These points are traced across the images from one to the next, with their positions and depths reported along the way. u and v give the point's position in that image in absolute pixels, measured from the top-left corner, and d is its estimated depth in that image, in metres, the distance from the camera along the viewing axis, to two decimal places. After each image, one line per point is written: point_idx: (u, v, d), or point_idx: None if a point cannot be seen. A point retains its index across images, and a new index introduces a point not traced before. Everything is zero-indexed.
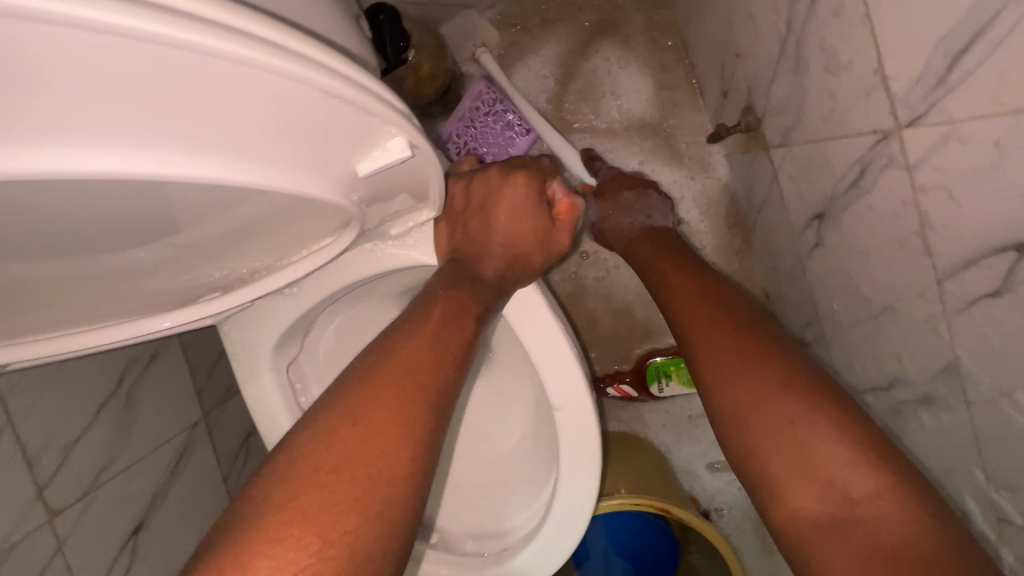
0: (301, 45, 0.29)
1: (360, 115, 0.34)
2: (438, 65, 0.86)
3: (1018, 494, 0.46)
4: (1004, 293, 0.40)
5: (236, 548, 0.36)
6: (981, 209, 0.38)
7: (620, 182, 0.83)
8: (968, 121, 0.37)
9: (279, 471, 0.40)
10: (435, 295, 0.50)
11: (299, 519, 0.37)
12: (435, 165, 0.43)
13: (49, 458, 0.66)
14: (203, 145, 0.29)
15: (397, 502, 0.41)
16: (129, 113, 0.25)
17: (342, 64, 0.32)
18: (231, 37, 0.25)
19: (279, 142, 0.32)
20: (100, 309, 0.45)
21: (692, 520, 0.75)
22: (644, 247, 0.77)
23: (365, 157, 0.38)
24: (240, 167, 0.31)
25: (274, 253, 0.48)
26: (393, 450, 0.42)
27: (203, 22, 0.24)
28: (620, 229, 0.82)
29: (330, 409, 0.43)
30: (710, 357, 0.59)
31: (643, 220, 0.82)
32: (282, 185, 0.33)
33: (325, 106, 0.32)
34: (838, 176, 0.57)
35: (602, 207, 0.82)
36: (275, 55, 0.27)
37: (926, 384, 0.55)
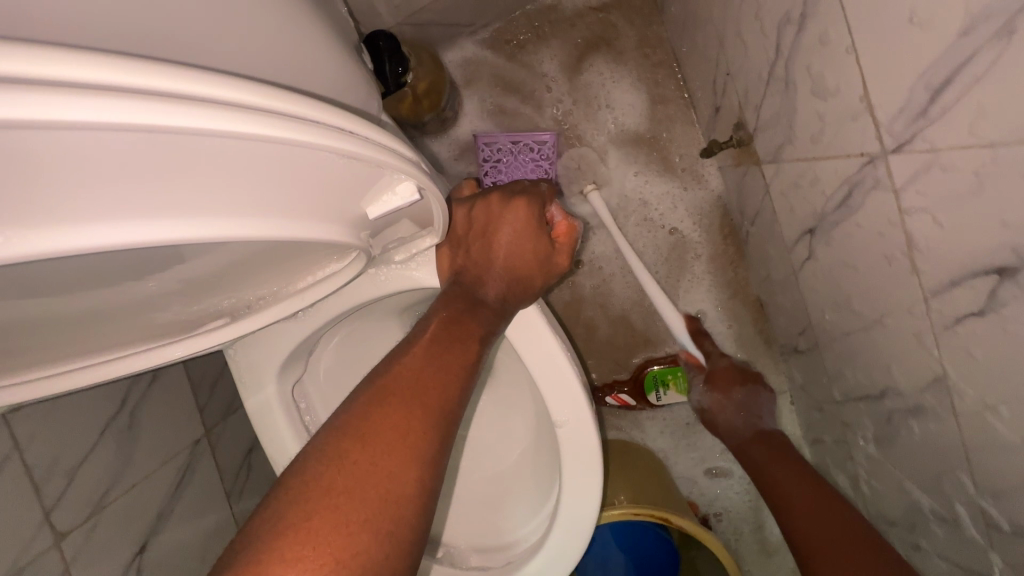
0: (305, 111, 0.31)
1: (368, 167, 0.37)
2: (433, 85, 0.88)
3: (1004, 502, 0.48)
4: (987, 312, 0.41)
5: (249, 568, 0.36)
6: (962, 233, 0.40)
7: (733, 377, 0.85)
8: (949, 151, 0.38)
9: (290, 495, 0.40)
10: (438, 317, 0.51)
11: (312, 541, 0.38)
12: (439, 204, 0.45)
13: (55, 482, 0.67)
14: (221, 207, 0.30)
15: (405, 523, 0.42)
16: (150, 187, 0.27)
17: (351, 123, 0.34)
18: (248, 117, 0.27)
19: (291, 197, 0.34)
20: (111, 342, 0.45)
21: (693, 528, 0.77)
22: (758, 448, 0.78)
23: (373, 203, 0.40)
24: (258, 224, 0.32)
25: (280, 281, 0.50)
26: (401, 471, 0.43)
27: (223, 104, 0.27)
28: (733, 426, 0.83)
29: (339, 431, 0.44)
30: (825, 557, 0.60)
31: (756, 421, 0.83)
32: (298, 235, 0.35)
33: (330, 161, 0.34)
34: (828, 195, 0.59)
35: (713, 399, 0.84)
36: (282, 125, 0.29)
37: (915, 396, 0.57)
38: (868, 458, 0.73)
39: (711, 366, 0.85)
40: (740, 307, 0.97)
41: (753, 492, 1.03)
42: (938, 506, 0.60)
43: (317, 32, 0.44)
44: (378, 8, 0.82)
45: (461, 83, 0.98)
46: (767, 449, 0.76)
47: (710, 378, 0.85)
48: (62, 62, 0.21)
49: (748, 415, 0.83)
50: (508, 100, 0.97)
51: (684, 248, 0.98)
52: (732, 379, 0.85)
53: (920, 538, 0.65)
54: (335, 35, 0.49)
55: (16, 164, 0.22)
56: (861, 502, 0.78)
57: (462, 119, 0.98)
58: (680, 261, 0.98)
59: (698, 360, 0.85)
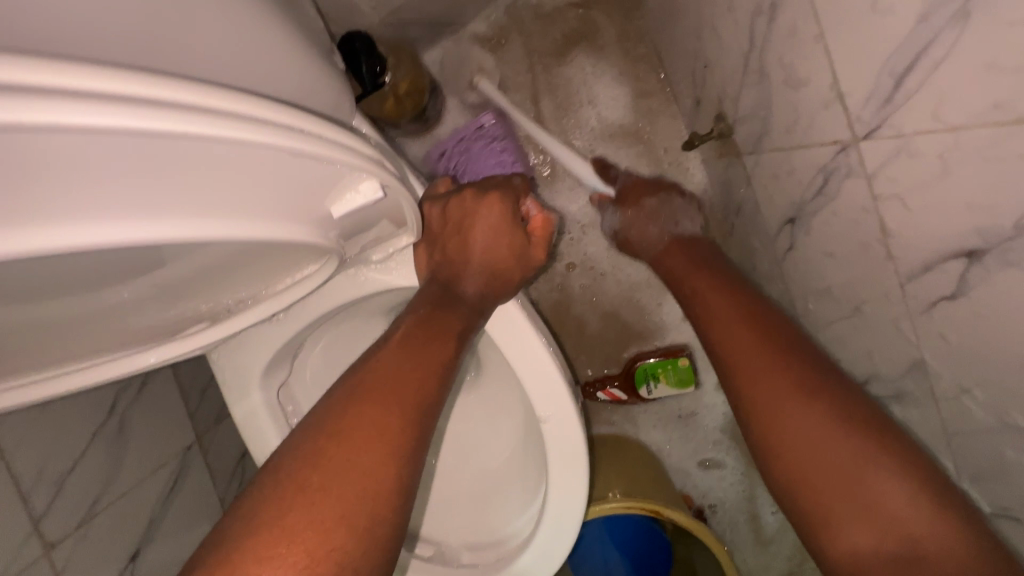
0: (264, 112, 0.31)
1: (334, 168, 0.37)
2: (413, 85, 0.88)
3: (984, 484, 0.49)
4: (958, 296, 0.41)
5: (223, 566, 0.36)
6: (931, 219, 0.40)
7: (641, 190, 0.83)
8: (915, 136, 0.39)
9: (266, 493, 0.40)
10: (415, 314, 0.51)
11: (287, 538, 0.38)
12: (407, 203, 0.45)
13: (43, 490, 0.67)
14: (180, 210, 0.30)
15: (382, 520, 0.42)
16: (107, 191, 0.27)
17: (315, 125, 0.35)
18: (215, 120, 0.28)
19: (251, 197, 0.33)
20: (88, 349, 0.45)
21: (683, 520, 0.78)
22: (676, 259, 0.78)
23: (337, 200, 0.40)
24: (219, 225, 0.32)
25: (259, 283, 0.49)
26: (378, 468, 0.43)
27: (190, 109, 0.27)
28: (647, 237, 0.81)
29: (316, 430, 0.44)
30: (746, 375, 0.61)
31: (672, 227, 0.81)
32: (259, 235, 0.35)
33: (293, 163, 0.34)
34: (805, 183, 0.59)
35: (625, 215, 0.82)
36: (242, 128, 0.29)
37: (897, 381, 0.57)
38: None
39: (619, 187, 0.84)
40: None
41: (748, 484, 1.03)
42: None
43: (286, 34, 0.44)
44: (357, 9, 0.82)
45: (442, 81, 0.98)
46: (685, 259, 0.77)
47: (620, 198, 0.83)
48: (13, 66, 0.21)
49: (663, 223, 0.81)
50: (490, 96, 0.97)
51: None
52: (642, 192, 0.82)
53: None
54: (308, 37, 0.49)
55: None
56: None
57: (445, 117, 0.98)
58: None
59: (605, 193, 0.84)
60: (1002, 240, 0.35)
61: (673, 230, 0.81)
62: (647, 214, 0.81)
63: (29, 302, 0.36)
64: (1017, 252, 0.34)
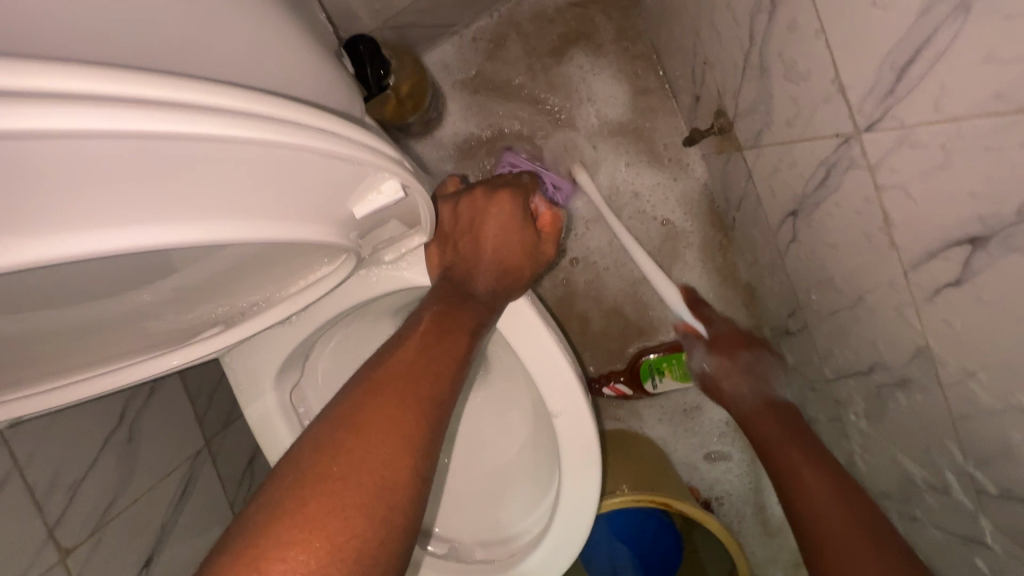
0: (291, 114, 0.32)
1: (358, 168, 0.38)
2: (415, 89, 0.89)
3: (991, 468, 0.50)
4: (962, 282, 0.42)
5: (246, 553, 0.37)
6: (933, 207, 0.41)
7: (737, 341, 0.84)
8: (918, 127, 0.39)
9: (285, 483, 0.41)
10: (429, 311, 0.52)
11: (309, 526, 0.39)
12: (425, 201, 0.46)
13: (58, 497, 0.67)
14: (209, 211, 0.31)
15: (402, 510, 0.42)
16: (141, 194, 0.27)
17: (340, 126, 0.35)
18: (245, 122, 0.29)
19: (277, 198, 0.34)
20: (107, 356, 0.46)
21: (692, 511, 0.79)
22: (767, 418, 0.75)
23: (360, 201, 0.41)
24: (246, 226, 0.33)
25: (273, 286, 0.50)
26: (396, 460, 0.43)
27: (221, 111, 0.28)
28: (739, 392, 0.80)
29: (333, 423, 0.44)
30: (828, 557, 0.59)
31: (764, 387, 0.80)
32: (285, 235, 0.36)
33: (317, 163, 0.35)
34: (807, 176, 0.60)
35: (716, 364, 0.82)
36: (269, 129, 0.30)
37: (901, 369, 0.58)
38: (862, 432, 0.75)
39: (713, 330, 0.84)
40: (729, 291, 0.99)
41: (753, 475, 1.04)
42: (930, 478, 0.62)
43: (297, 38, 0.45)
44: (357, 12, 0.82)
45: (443, 83, 0.98)
46: (776, 421, 0.74)
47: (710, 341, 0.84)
48: (57, 74, 0.22)
49: (757, 379, 0.81)
50: (491, 97, 0.98)
51: (676, 238, 0.99)
52: (737, 344, 0.83)
53: (917, 509, 0.68)
54: (316, 40, 0.50)
55: (21, 173, 0.23)
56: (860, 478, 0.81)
57: (446, 118, 0.99)
58: (672, 250, 0.99)
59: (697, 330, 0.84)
60: (1003, 227, 0.36)
61: (767, 393, 0.80)
62: (740, 369, 0.81)
63: (54, 309, 0.37)
64: (1018, 237, 0.35)
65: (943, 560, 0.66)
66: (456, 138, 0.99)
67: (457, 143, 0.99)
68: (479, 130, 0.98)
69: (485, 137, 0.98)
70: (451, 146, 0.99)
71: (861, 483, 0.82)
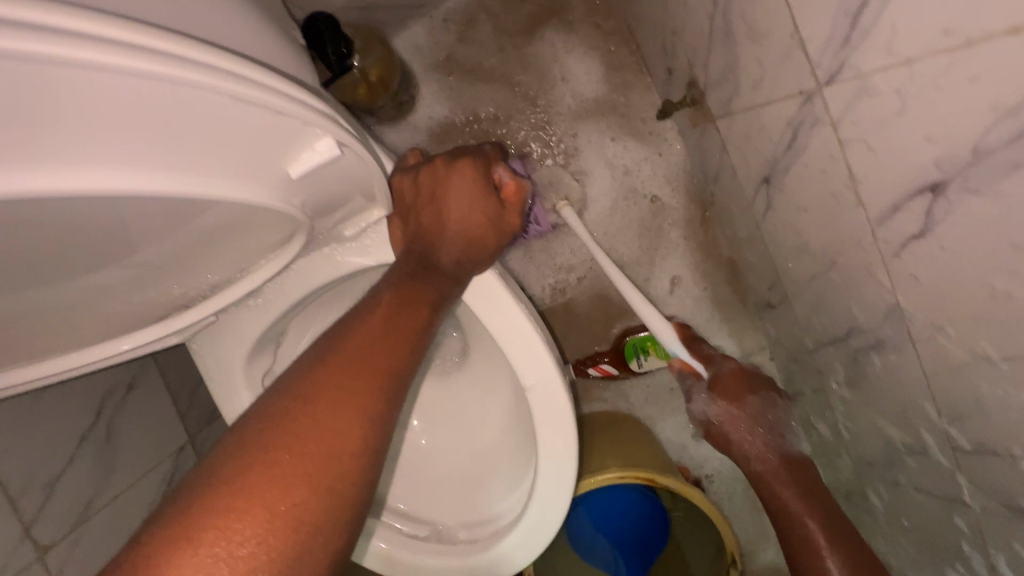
0: (207, 55, 0.30)
1: (297, 124, 0.37)
2: (385, 72, 0.87)
3: (964, 424, 0.49)
4: (926, 233, 0.42)
5: (179, 518, 0.35)
6: (893, 157, 0.41)
7: (741, 383, 0.79)
8: (874, 74, 0.39)
9: (228, 450, 0.39)
10: (390, 284, 0.51)
11: (246, 494, 0.37)
12: (365, 162, 0.44)
13: (33, 494, 0.66)
14: (112, 160, 0.29)
15: (350, 481, 0.41)
16: (56, 134, 0.26)
17: (278, 80, 0.35)
18: (170, 60, 0.28)
19: (194, 150, 0.33)
20: (59, 340, 0.44)
21: (678, 485, 0.78)
22: (784, 486, 0.72)
23: (295, 160, 0.39)
24: (151, 178, 0.31)
25: (231, 266, 0.49)
26: (347, 430, 0.42)
27: (145, 49, 0.27)
28: (748, 446, 0.76)
29: (283, 393, 0.43)
30: None
31: (777, 438, 0.77)
32: (201, 191, 0.34)
33: (240, 111, 0.33)
34: (776, 140, 0.59)
35: (721, 410, 0.78)
36: (177, 65, 0.28)
37: (876, 331, 0.57)
38: (844, 400, 0.75)
39: (715, 371, 0.79)
40: (712, 267, 0.98)
41: None
42: (909, 440, 0.61)
43: (242, 6, 0.44)
44: None
45: (416, 66, 0.97)
46: (795, 487, 0.71)
47: (710, 384, 0.79)
48: None
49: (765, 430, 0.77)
50: (464, 78, 0.97)
51: (663, 216, 0.98)
52: (743, 386, 0.78)
53: (900, 473, 0.68)
54: (265, 12, 0.48)
55: None
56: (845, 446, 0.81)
57: (420, 102, 0.97)
58: (658, 230, 0.98)
59: (695, 368, 0.80)
60: (960, 169, 0.35)
61: (778, 444, 0.76)
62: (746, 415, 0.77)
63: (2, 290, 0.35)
64: (975, 179, 0.35)
65: (926, 523, 0.66)
66: (430, 122, 0.97)
67: (431, 128, 0.97)
68: (453, 113, 0.97)
69: (460, 121, 0.97)
70: (425, 131, 0.97)
71: (847, 453, 0.82)
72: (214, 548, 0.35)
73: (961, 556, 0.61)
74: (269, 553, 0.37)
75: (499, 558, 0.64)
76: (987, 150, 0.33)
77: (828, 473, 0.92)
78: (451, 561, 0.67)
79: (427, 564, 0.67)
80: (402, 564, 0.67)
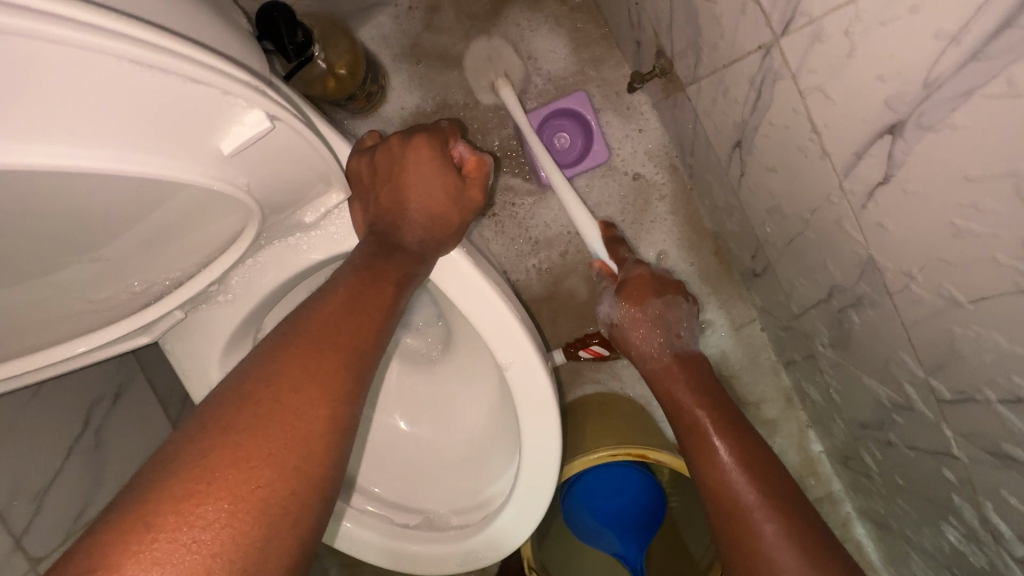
0: (107, 19, 0.29)
1: (224, 98, 0.36)
2: (353, 62, 0.87)
3: (943, 373, 0.49)
4: (890, 179, 0.40)
5: (137, 504, 0.35)
6: (849, 103, 0.40)
7: (649, 287, 0.72)
8: (825, 18, 0.38)
9: (187, 436, 0.39)
10: (353, 265, 0.50)
11: (207, 477, 0.37)
12: (305, 139, 0.43)
13: (21, 507, 0.64)
14: (15, 131, 0.29)
15: (317, 460, 0.42)
16: None
17: (205, 54, 0.34)
18: (78, 27, 0.28)
19: (95, 122, 0.31)
20: (24, 337, 0.45)
21: (669, 459, 0.78)
22: (676, 380, 0.68)
23: (224, 135, 0.38)
24: (45, 150, 0.30)
25: (192, 258, 0.49)
26: (311, 409, 0.42)
27: (51, 15, 0.27)
28: (647, 343, 0.71)
29: (244, 376, 0.43)
30: None
31: (675, 339, 0.71)
32: (108, 167, 0.33)
33: (149, 81, 0.32)
34: (740, 100, 0.58)
35: (624, 313, 0.72)
36: (66, 27, 0.27)
37: (855, 287, 0.56)
38: (833, 363, 0.74)
39: (623, 277, 0.73)
40: (695, 239, 0.97)
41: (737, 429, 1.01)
42: (894, 394, 0.61)
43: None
44: None
45: (384, 56, 0.96)
46: (693, 384, 0.67)
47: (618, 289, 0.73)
48: None
49: (666, 329, 0.71)
50: (434, 64, 0.96)
51: (647, 191, 0.97)
52: (648, 291, 0.72)
53: (891, 432, 0.67)
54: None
55: None
56: (837, 410, 0.81)
57: (390, 92, 0.96)
58: (641, 204, 0.97)
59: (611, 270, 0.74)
60: (914, 107, 0.35)
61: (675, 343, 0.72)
62: (649, 317, 0.71)
63: None
64: (929, 115, 0.34)
65: (918, 479, 0.65)
66: (402, 113, 0.96)
67: (402, 117, 0.96)
68: (424, 102, 0.96)
69: (430, 109, 0.96)
70: (397, 120, 0.96)
71: (841, 417, 0.81)
72: (175, 533, 0.35)
73: (953, 508, 0.60)
74: (234, 535, 0.37)
75: (490, 542, 0.64)
76: (937, 82, 0.32)
77: (826, 441, 0.91)
78: (444, 548, 0.66)
79: (417, 552, 0.67)
80: (394, 554, 0.67)
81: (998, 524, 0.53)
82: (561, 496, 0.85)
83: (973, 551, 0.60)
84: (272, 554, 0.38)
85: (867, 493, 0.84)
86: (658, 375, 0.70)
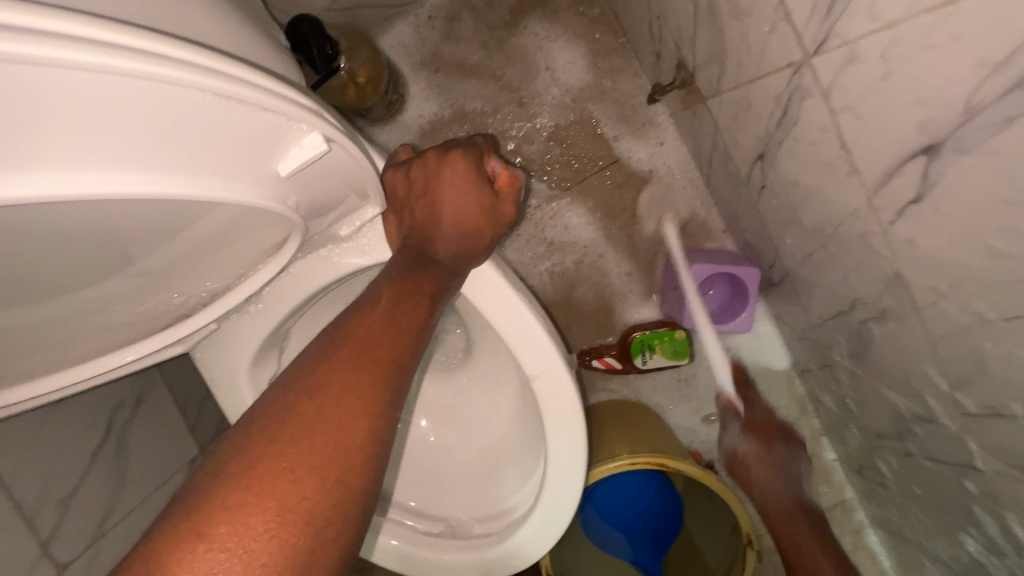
0: (183, 51, 0.30)
1: (286, 123, 0.37)
2: (375, 72, 0.88)
3: (970, 388, 0.49)
4: (923, 197, 0.41)
5: (188, 517, 0.36)
6: (881, 123, 0.41)
7: (772, 428, 0.82)
8: (861, 40, 0.39)
9: (234, 447, 0.40)
10: (389, 277, 0.51)
11: (256, 488, 0.38)
12: (355, 159, 0.44)
13: (49, 512, 0.65)
14: (101, 161, 0.30)
15: (358, 472, 0.42)
16: (53, 133, 0.27)
17: (267, 80, 0.35)
18: (160, 61, 0.29)
19: (167, 150, 0.33)
20: (67, 349, 0.46)
21: (688, 468, 0.78)
22: (797, 526, 0.74)
23: (284, 158, 0.39)
24: (128, 178, 0.31)
25: (230, 271, 0.51)
26: (352, 421, 0.43)
27: (137, 51, 0.28)
28: (771, 490, 0.78)
29: (287, 386, 0.44)
30: None
31: (795, 486, 0.79)
32: (180, 191, 0.34)
33: (219, 108, 0.33)
34: (766, 116, 0.59)
35: (750, 447, 0.80)
36: (152, 62, 0.28)
37: (878, 300, 0.57)
38: (850, 373, 0.74)
39: (750, 413, 0.82)
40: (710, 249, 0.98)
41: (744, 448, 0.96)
42: (915, 407, 0.61)
43: (234, 13, 0.44)
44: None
45: (404, 66, 0.97)
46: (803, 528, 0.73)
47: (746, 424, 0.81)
48: None
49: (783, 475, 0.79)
50: (453, 73, 0.97)
51: (663, 199, 0.97)
52: (772, 433, 0.81)
53: (909, 443, 0.67)
54: (249, 13, 0.48)
55: None
56: (853, 419, 0.81)
57: (409, 101, 0.97)
58: (657, 212, 0.97)
59: (733, 403, 0.81)
60: (953, 129, 0.35)
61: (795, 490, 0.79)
62: (772, 458, 0.80)
63: (7, 305, 0.38)
64: (967, 138, 0.35)
65: (936, 490, 0.66)
66: (420, 121, 0.97)
67: (421, 126, 0.97)
68: (442, 110, 0.97)
69: (448, 117, 0.97)
70: (416, 129, 0.97)
71: (858, 428, 0.81)
72: (226, 544, 0.36)
73: (973, 520, 0.61)
74: (280, 547, 0.37)
75: (513, 550, 0.65)
76: (978, 107, 0.33)
77: (839, 449, 0.92)
78: (467, 556, 0.67)
79: (440, 560, 0.67)
80: (418, 561, 0.67)
81: (1020, 537, 0.54)
82: (578, 508, 0.86)
83: (993, 563, 0.61)
84: (317, 564, 0.39)
85: (880, 501, 0.84)
86: (777, 520, 0.76)
